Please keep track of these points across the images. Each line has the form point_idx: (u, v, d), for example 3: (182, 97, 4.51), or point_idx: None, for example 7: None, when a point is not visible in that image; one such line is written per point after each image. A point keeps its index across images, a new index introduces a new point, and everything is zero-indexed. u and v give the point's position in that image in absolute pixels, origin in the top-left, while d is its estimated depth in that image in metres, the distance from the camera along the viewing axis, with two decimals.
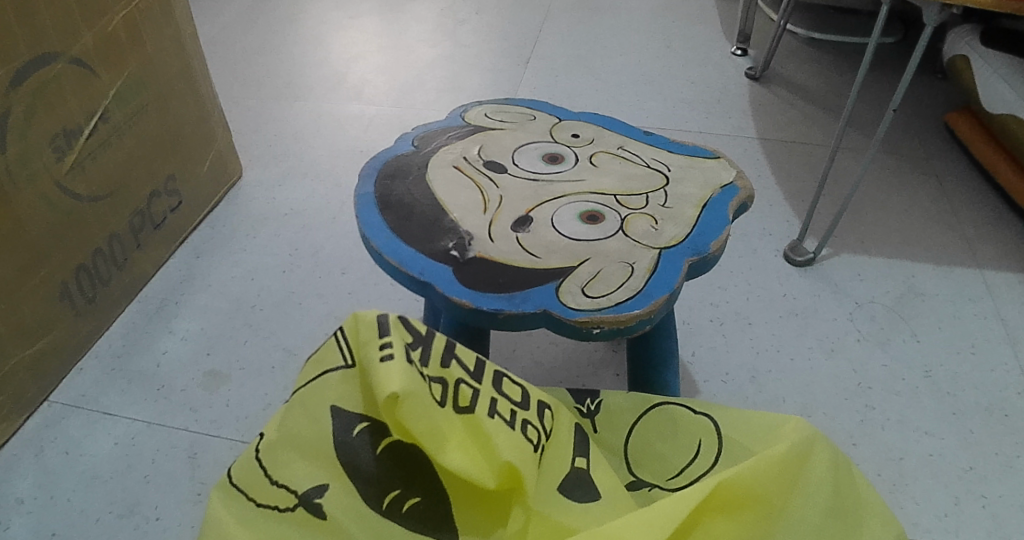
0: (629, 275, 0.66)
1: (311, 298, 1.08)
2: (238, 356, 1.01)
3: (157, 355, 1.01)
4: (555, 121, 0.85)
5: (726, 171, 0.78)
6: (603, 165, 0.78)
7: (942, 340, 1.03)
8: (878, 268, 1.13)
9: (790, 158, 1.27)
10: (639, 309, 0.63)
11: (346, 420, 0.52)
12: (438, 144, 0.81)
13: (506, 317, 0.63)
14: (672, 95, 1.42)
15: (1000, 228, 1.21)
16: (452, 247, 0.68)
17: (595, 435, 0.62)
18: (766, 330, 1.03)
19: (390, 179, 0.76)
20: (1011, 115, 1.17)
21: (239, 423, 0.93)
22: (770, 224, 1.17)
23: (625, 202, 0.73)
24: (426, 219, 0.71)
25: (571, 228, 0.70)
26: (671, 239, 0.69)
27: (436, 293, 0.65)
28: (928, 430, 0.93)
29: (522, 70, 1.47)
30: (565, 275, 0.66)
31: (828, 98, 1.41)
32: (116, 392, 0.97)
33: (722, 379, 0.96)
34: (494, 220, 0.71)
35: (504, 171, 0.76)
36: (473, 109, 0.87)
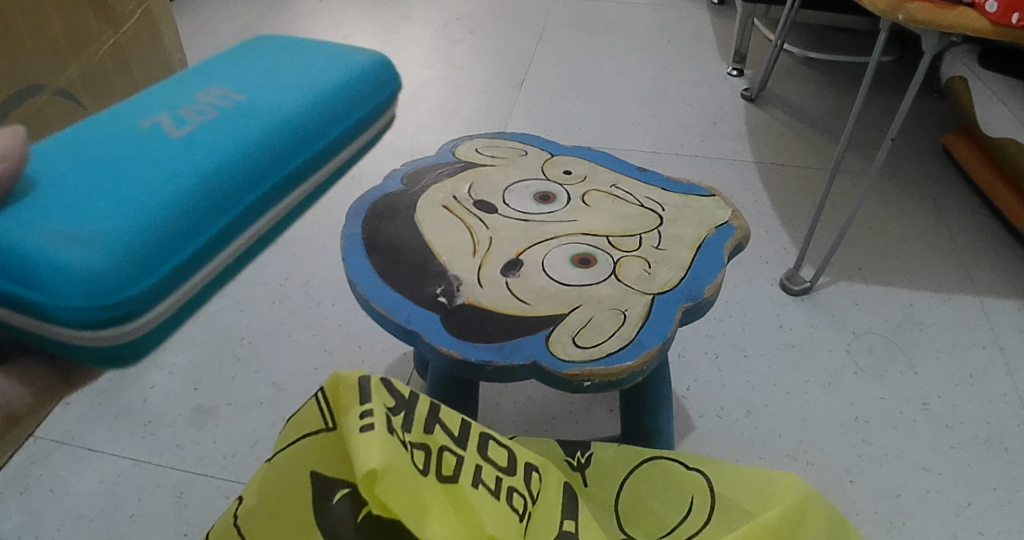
0: (621, 323, 0.64)
1: (300, 330, 1.07)
2: (227, 391, 0.99)
3: (144, 390, 1.00)
4: (547, 156, 0.83)
5: (721, 210, 0.76)
6: (595, 205, 0.76)
7: (941, 371, 1.02)
8: (876, 297, 1.11)
9: (787, 182, 1.26)
10: (630, 360, 0.61)
11: (327, 485, 0.51)
12: (428, 181, 0.79)
13: (495, 369, 0.62)
14: (667, 117, 1.40)
15: (998, 253, 1.20)
16: (440, 293, 0.67)
17: (584, 489, 0.61)
18: (761, 362, 1.01)
19: (378, 219, 0.75)
20: (1010, 138, 1.15)
21: (227, 462, 0.92)
22: (767, 252, 1.16)
23: (617, 244, 0.72)
24: (414, 262, 0.70)
25: (562, 272, 0.68)
26: (664, 284, 0.68)
27: (423, 342, 0.64)
28: (926, 465, 0.91)
29: (516, 92, 1.46)
30: (554, 323, 0.64)
31: (825, 119, 1.40)
32: (103, 428, 0.96)
33: (717, 414, 0.95)
34: (484, 263, 0.69)
35: (494, 211, 0.75)
36: (464, 143, 0.86)
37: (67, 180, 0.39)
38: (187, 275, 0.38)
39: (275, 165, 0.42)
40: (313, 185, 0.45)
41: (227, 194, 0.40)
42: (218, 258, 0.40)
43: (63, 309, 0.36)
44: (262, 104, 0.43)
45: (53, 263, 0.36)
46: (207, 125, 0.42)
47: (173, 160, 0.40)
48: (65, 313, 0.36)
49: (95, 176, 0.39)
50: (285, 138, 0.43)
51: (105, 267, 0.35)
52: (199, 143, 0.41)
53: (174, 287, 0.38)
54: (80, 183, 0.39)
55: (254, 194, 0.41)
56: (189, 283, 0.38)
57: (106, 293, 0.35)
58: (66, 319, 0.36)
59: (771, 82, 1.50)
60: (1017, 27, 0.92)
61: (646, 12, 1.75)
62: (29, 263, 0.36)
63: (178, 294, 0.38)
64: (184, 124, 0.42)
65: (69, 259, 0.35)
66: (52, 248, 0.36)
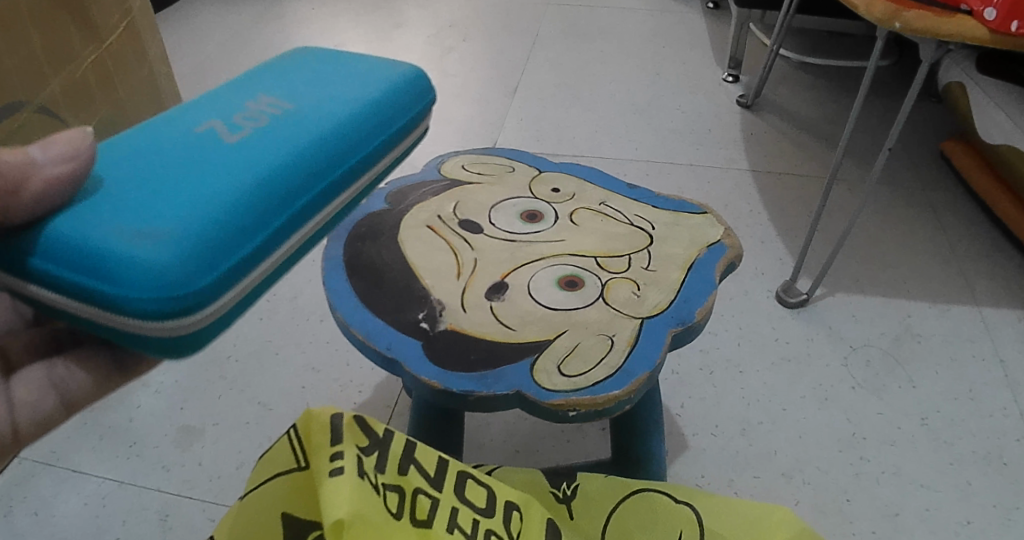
0: (608, 349, 0.62)
1: (288, 348, 1.05)
2: (213, 411, 0.98)
3: (130, 409, 0.99)
4: (535, 173, 0.81)
5: (713, 228, 0.75)
6: (584, 224, 0.74)
7: (939, 384, 1.00)
8: (874, 309, 1.09)
9: (783, 191, 1.24)
10: (617, 389, 0.60)
11: (299, 526, 0.50)
12: (413, 200, 0.77)
13: (478, 399, 0.60)
14: (662, 125, 1.39)
15: (998, 262, 1.18)
16: (422, 319, 0.65)
17: (570, 522, 0.59)
18: (757, 378, 0.99)
19: (360, 240, 0.73)
20: (1009, 144, 1.13)
21: (212, 483, 0.90)
22: (763, 263, 1.14)
23: (605, 265, 0.70)
24: (396, 286, 0.68)
25: (549, 296, 0.67)
26: (653, 307, 0.66)
27: (404, 370, 0.62)
28: (925, 483, 0.89)
29: (509, 100, 1.44)
30: (540, 350, 0.62)
31: (822, 125, 1.38)
32: (88, 448, 0.95)
33: (711, 432, 0.93)
34: (468, 287, 0.67)
35: (479, 231, 0.73)
36: (451, 160, 0.84)
37: (138, 187, 0.48)
38: (238, 277, 0.47)
39: (311, 186, 0.51)
40: (348, 197, 0.55)
41: (270, 210, 0.49)
42: (264, 265, 0.49)
43: (130, 301, 0.44)
44: (301, 134, 0.52)
45: (126, 259, 0.44)
46: (256, 149, 0.51)
47: (228, 177, 0.49)
48: (132, 306, 0.44)
49: (162, 185, 0.48)
50: (321, 163, 0.52)
51: (173, 266, 0.44)
52: (250, 164, 0.50)
53: (228, 287, 0.47)
54: (150, 189, 0.48)
55: (293, 209, 0.50)
56: (240, 284, 0.47)
57: (173, 288, 0.44)
58: (130, 311, 0.44)
59: (767, 88, 1.48)
60: (1017, 35, 0.88)
61: (640, 18, 1.74)
62: (105, 256, 0.44)
63: (232, 292, 0.47)
64: (237, 145, 0.51)
65: (141, 256, 0.44)
66: (127, 246, 0.44)
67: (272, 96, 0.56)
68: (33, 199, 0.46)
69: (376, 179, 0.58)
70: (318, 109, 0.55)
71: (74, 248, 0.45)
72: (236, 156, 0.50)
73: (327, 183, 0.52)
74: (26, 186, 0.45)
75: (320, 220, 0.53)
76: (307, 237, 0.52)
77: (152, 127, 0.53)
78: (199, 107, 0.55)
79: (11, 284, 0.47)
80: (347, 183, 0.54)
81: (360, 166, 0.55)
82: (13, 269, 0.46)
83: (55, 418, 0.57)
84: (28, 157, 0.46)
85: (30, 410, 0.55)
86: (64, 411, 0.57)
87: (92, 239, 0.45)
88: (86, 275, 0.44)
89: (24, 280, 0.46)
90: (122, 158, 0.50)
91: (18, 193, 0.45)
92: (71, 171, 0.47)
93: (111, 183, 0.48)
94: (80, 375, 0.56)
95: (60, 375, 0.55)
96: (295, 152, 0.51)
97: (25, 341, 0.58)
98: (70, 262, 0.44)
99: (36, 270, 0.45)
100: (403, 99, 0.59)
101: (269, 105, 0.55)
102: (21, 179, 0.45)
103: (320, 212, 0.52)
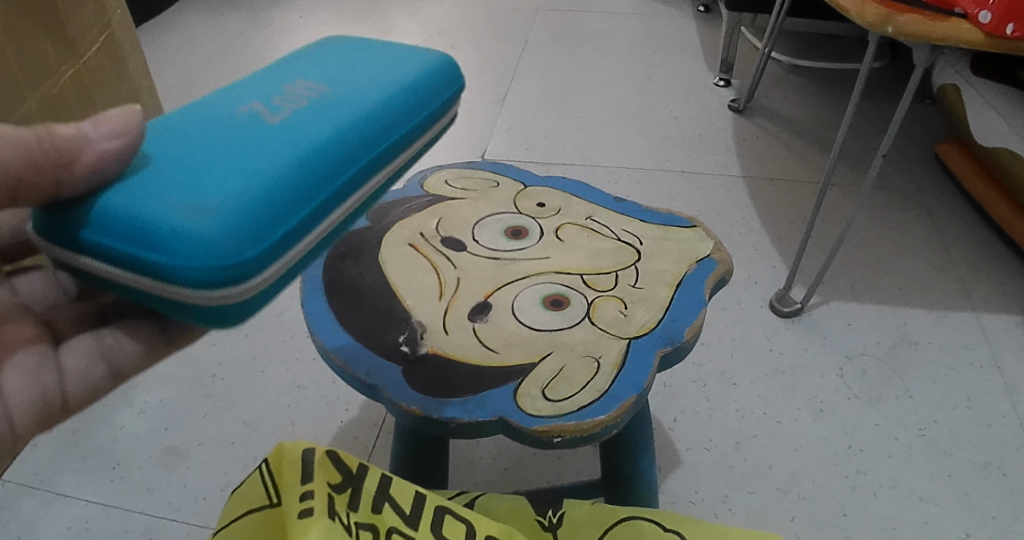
0: (594, 372, 0.61)
1: (273, 365, 1.03)
2: (198, 431, 0.96)
3: (114, 430, 0.97)
4: (520, 187, 0.80)
5: (702, 242, 0.73)
6: (569, 240, 0.73)
7: (936, 393, 0.98)
8: (869, 317, 1.08)
9: (776, 197, 1.23)
10: (603, 414, 0.58)
11: None
12: (395, 217, 0.76)
13: (460, 425, 0.59)
14: (653, 131, 1.37)
15: (994, 266, 1.17)
16: (402, 342, 0.63)
17: None
18: (751, 390, 0.98)
19: (340, 259, 0.71)
20: (1004, 146, 1.12)
21: (197, 505, 0.88)
22: (756, 272, 1.12)
23: (592, 282, 0.68)
24: (376, 308, 0.66)
25: (533, 316, 0.65)
26: (641, 326, 0.64)
27: (384, 397, 0.60)
28: (922, 495, 0.88)
29: (498, 108, 1.43)
30: (524, 374, 0.61)
31: (815, 129, 1.37)
32: (71, 470, 0.93)
33: (704, 447, 0.91)
34: (450, 307, 0.66)
35: (462, 249, 0.72)
36: (434, 174, 0.82)
37: (186, 162, 0.48)
38: (284, 251, 0.47)
39: (353, 163, 0.51)
40: (387, 175, 0.54)
41: (314, 186, 0.48)
42: (307, 240, 0.48)
43: (181, 272, 0.44)
44: (343, 112, 0.52)
45: (177, 231, 0.44)
46: (299, 127, 0.50)
47: (272, 154, 0.48)
48: (183, 277, 0.44)
49: (208, 161, 0.48)
50: (361, 141, 0.51)
51: (224, 238, 0.44)
52: (293, 142, 0.49)
53: (274, 260, 0.46)
54: (198, 165, 0.47)
55: (336, 185, 0.49)
56: (286, 257, 0.47)
57: (222, 260, 0.44)
58: (181, 282, 0.44)
59: (759, 92, 1.47)
60: (1012, 38, 0.87)
61: (631, 22, 1.72)
62: (155, 229, 0.44)
63: (278, 265, 0.47)
64: (280, 124, 0.50)
65: (192, 229, 0.44)
66: (178, 219, 0.44)
67: (312, 76, 0.55)
68: (86, 171, 0.46)
69: (413, 159, 0.57)
70: (357, 89, 0.54)
71: (125, 221, 0.44)
72: (279, 134, 0.50)
73: (369, 160, 0.51)
74: (78, 160, 0.46)
75: (362, 196, 0.52)
76: (348, 213, 0.51)
77: (194, 105, 0.53)
78: (239, 87, 0.54)
79: (60, 258, 0.47)
80: (387, 161, 0.53)
81: (399, 145, 0.54)
82: (63, 243, 0.46)
83: (102, 388, 0.56)
84: (81, 133, 0.47)
85: (78, 378, 0.54)
86: (110, 382, 0.56)
87: (142, 212, 0.45)
88: (138, 247, 0.44)
89: (74, 254, 0.46)
90: (166, 137, 0.50)
91: (72, 164, 0.45)
92: (123, 146, 0.47)
93: (158, 160, 0.48)
94: (129, 345, 0.55)
95: (109, 344, 0.55)
96: (337, 130, 0.50)
97: (71, 314, 0.57)
98: (122, 235, 0.44)
99: (86, 243, 0.45)
100: (441, 80, 0.58)
101: (309, 84, 0.54)
102: (75, 152, 0.46)
103: (362, 188, 0.52)
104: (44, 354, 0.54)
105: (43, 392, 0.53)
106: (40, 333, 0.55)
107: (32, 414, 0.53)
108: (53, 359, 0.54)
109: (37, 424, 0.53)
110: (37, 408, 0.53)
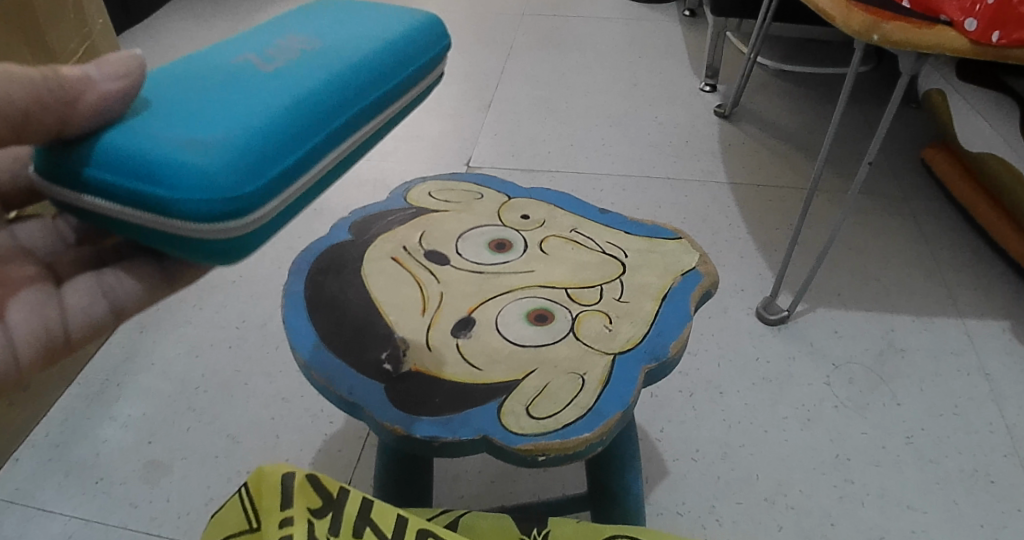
0: (579, 389, 0.60)
1: (257, 377, 1.02)
2: (181, 445, 0.95)
3: (96, 444, 0.95)
4: (504, 199, 0.79)
5: (688, 254, 0.73)
6: (554, 253, 0.72)
7: (923, 401, 0.98)
8: (856, 324, 1.08)
9: (762, 203, 1.23)
10: (588, 432, 0.58)
11: None
12: (378, 230, 0.75)
13: (443, 445, 0.58)
14: (639, 137, 1.37)
15: (980, 272, 1.17)
16: (385, 359, 0.63)
17: None
18: (737, 399, 0.97)
19: (322, 274, 0.70)
20: (990, 152, 1.12)
21: (180, 520, 0.87)
22: (743, 279, 1.12)
23: (576, 296, 0.68)
24: (358, 325, 0.65)
25: (517, 332, 0.64)
26: (626, 342, 0.64)
27: (366, 415, 0.60)
28: (910, 504, 0.87)
29: (484, 114, 1.42)
30: (508, 391, 0.60)
31: (801, 134, 1.37)
32: (53, 485, 0.91)
33: (691, 457, 0.91)
34: (433, 323, 0.65)
35: (446, 262, 0.71)
36: (417, 186, 0.81)
37: (185, 105, 0.50)
38: (280, 189, 0.49)
39: (345, 110, 0.53)
40: (376, 125, 0.56)
41: (308, 129, 0.51)
42: (301, 181, 0.51)
43: (183, 204, 0.46)
44: (334, 63, 0.54)
45: (178, 166, 0.46)
46: (292, 76, 0.53)
47: (266, 98, 0.51)
48: (185, 209, 0.46)
49: (205, 104, 0.50)
50: (351, 90, 0.54)
51: (224, 173, 0.47)
52: (286, 89, 0.52)
53: (271, 197, 0.49)
54: (197, 108, 0.50)
55: (328, 130, 0.52)
56: (282, 195, 0.50)
57: (222, 193, 0.46)
58: (182, 214, 0.46)
59: (745, 98, 1.47)
60: (999, 45, 0.87)
61: (616, 27, 1.72)
62: (157, 165, 0.47)
63: (275, 202, 0.49)
64: (274, 72, 0.53)
65: (192, 164, 0.47)
66: (179, 155, 0.47)
67: (303, 31, 0.57)
68: (90, 110, 0.48)
69: (400, 114, 0.59)
70: (347, 43, 0.56)
71: (127, 159, 0.47)
72: (273, 82, 0.52)
73: (360, 107, 0.54)
74: (83, 99, 0.48)
75: (352, 143, 0.54)
76: (340, 159, 0.54)
77: (191, 57, 0.55)
78: (233, 42, 0.57)
79: (64, 197, 0.49)
80: (376, 110, 0.56)
81: (388, 96, 0.56)
82: (67, 182, 0.48)
83: (102, 325, 0.59)
84: (83, 74, 0.49)
85: (80, 313, 0.57)
86: (110, 319, 0.59)
87: (145, 149, 0.47)
88: (141, 183, 0.47)
89: (78, 191, 0.48)
90: (164, 84, 0.52)
91: (76, 102, 0.48)
92: (125, 88, 0.50)
93: (157, 104, 0.50)
94: (129, 283, 0.58)
95: (110, 282, 0.58)
96: (329, 77, 0.53)
97: (71, 258, 0.60)
98: (125, 171, 0.47)
99: (91, 179, 0.48)
100: (427, 37, 0.60)
101: (300, 38, 0.56)
102: (78, 91, 0.48)
103: (353, 135, 0.54)
104: (47, 292, 0.56)
105: (45, 324, 0.55)
106: (42, 273, 0.58)
107: (36, 345, 0.55)
108: (55, 299, 0.57)
109: (42, 359, 0.56)
110: (40, 338, 0.55)
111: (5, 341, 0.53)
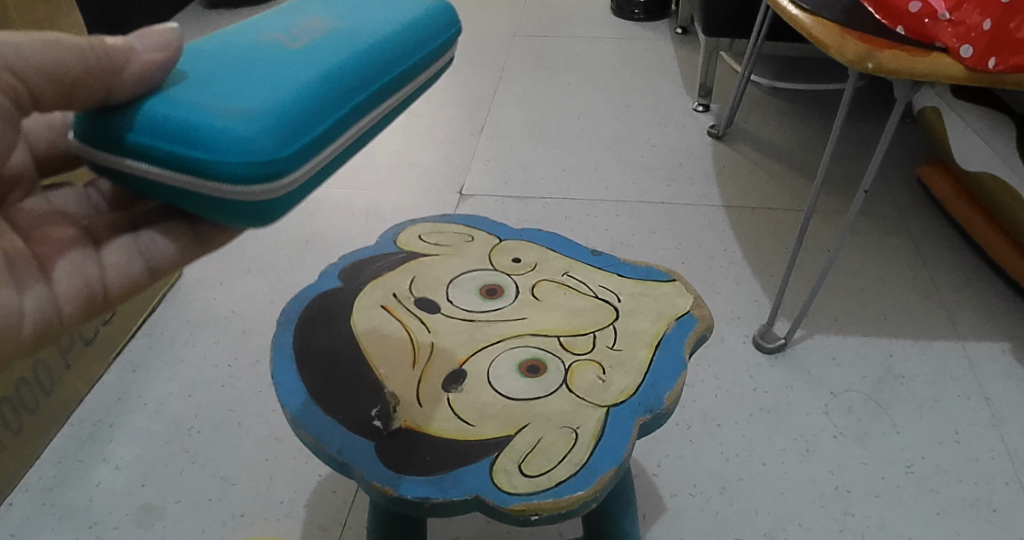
0: (572, 444, 0.59)
1: (250, 416, 1.02)
2: (175, 488, 0.94)
3: (89, 487, 0.94)
4: (495, 241, 0.78)
5: (681, 297, 0.72)
6: (546, 298, 0.71)
7: (923, 429, 0.97)
8: (854, 350, 1.07)
9: (757, 226, 1.22)
10: (582, 489, 0.57)
11: None
12: (367, 277, 0.74)
13: (433, 506, 0.57)
14: (633, 160, 1.36)
15: (979, 292, 1.16)
16: (375, 416, 0.62)
17: None
18: (736, 431, 0.97)
19: (311, 325, 0.69)
20: (988, 172, 1.11)
21: None
22: (738, 306, 1.11)
23: (568, 345, 0.67)
24: (348, 377, 0.65)
25: (509, 384, 0.64)
26: (619, 393, 0.63)
27: (355, 475, 0.59)
28: (912, 536, 0.86)
29: (476, 140, 1.42)
30: (499, 447, 0.59)
31: (796, 154, 1.36)
32: (46, 530, 0.90)
33: (689, 492, 0.90)
34: (423, 377, 0.64)
35: (436, 310, 0.70)
36: (407, 229, 0.81)
37: (217, 76, 0.52)
38: (309, 157, 0.51)
39: (369, 83, 0.55)
40: (395, 103, 0.58)
41: (336, 101, 0.53)
42: (326, 152, 0.53)
43: (222, 166, 0.48)
44: (357, 40, 0.56)
45: (217, 131, 0.48)
46: (318, 51, 0.54)
47: (295, 72, 0.52)
48: (224, 171, 0.48)
49: (238, 76, 0.52)
50: (373, 65, 0.55)
51: (259, 138, 0.49)
52: (313, 64, 0.53)
53: (302, 163, 0.51)
54: (232, 78, 0.52)
55: (354, 102, 0.54)
56: (311, 162, 0.52)
57: (257, 157, 0.48)
58: (221, 176, 0.48)
59: (739, 117, 1.47)
60: (997, 71, 0.84)
61: (609, 47, 1.72)
62: (195, 131, 0.48)
63: (305, 168, 0.51)
64: (301, 48, 0.54)
65: (230, 129, 0.48)
66: (217, 121, 0.49)
67: (325, 11, 0.59)
68: (134, 79, 0.50)
69: (414, 95, 0.61)
70: (367, 22, 0.58)
71: (166, 124, 0.49)
72: (300, 57, 0.54)
73: (382, 82, 0.56)
74: (127, 69, 0.50)
75: (373, 118, 0.56)
76: (362, 131, 0.56)
77: (220, 35, 0.57)
78: (260, 21, 0.58)
79: (101, 162, 0.51)
80: (397, 86, 0.57)
81: (407, 74, 0.58)
82: (108, 146, 0.50)
83: (140, 283, 0.61)
84: (126, 43, 0.51)
85: (118, 270, 0.59)
86: (147, 278, 0.61)
87: (184, 116, 0.49)
88: (181, 146, 0.49)
89: (118, 156, 0.50)
90: (196, 59, 0.54)
91: (121, 72, 0.50)
92: (166, 59, 0.52)
93: (189, 77, 0.52)
94: (162, 241, 0.60)
95: (146, 243, 0.60)
96: (353, 53, 0.55)
97: (106, 220, 0.61)
98: (164, 136, 0.49)
99: (130, 144, 0.49)
100: (442, 20, 0.62)
101: (322, 18, 0.58)
102: (124, 61, 0.50)
103: (375, 108, 0.56)
104: (85, 252, 0.59)
105: (85, 281, 0.58)
106: (80, 235, 0.59)
107: (76, 301, 0.58)
108: (94, 257, 0.59)
109: (82, 312, 0.59)
110: (82, 293, 0.58)
111: (47, 296, 0.56)
